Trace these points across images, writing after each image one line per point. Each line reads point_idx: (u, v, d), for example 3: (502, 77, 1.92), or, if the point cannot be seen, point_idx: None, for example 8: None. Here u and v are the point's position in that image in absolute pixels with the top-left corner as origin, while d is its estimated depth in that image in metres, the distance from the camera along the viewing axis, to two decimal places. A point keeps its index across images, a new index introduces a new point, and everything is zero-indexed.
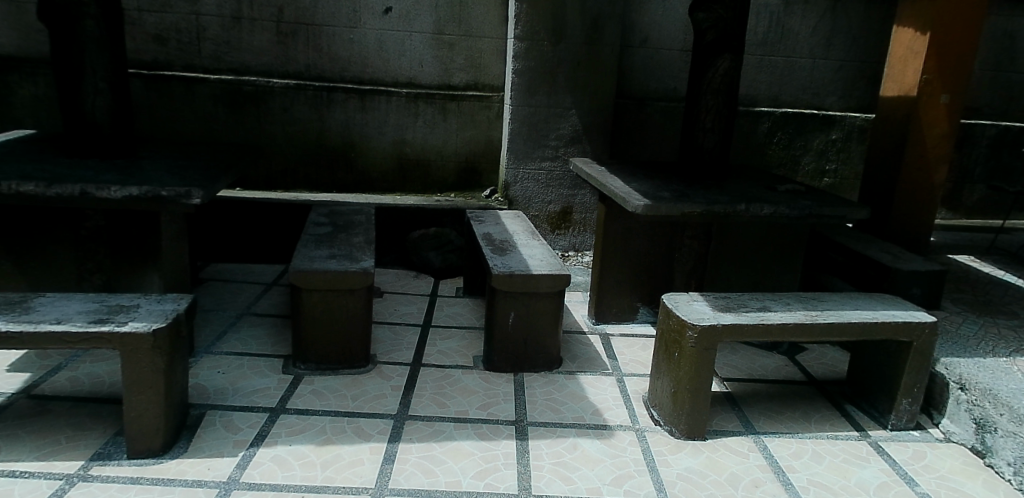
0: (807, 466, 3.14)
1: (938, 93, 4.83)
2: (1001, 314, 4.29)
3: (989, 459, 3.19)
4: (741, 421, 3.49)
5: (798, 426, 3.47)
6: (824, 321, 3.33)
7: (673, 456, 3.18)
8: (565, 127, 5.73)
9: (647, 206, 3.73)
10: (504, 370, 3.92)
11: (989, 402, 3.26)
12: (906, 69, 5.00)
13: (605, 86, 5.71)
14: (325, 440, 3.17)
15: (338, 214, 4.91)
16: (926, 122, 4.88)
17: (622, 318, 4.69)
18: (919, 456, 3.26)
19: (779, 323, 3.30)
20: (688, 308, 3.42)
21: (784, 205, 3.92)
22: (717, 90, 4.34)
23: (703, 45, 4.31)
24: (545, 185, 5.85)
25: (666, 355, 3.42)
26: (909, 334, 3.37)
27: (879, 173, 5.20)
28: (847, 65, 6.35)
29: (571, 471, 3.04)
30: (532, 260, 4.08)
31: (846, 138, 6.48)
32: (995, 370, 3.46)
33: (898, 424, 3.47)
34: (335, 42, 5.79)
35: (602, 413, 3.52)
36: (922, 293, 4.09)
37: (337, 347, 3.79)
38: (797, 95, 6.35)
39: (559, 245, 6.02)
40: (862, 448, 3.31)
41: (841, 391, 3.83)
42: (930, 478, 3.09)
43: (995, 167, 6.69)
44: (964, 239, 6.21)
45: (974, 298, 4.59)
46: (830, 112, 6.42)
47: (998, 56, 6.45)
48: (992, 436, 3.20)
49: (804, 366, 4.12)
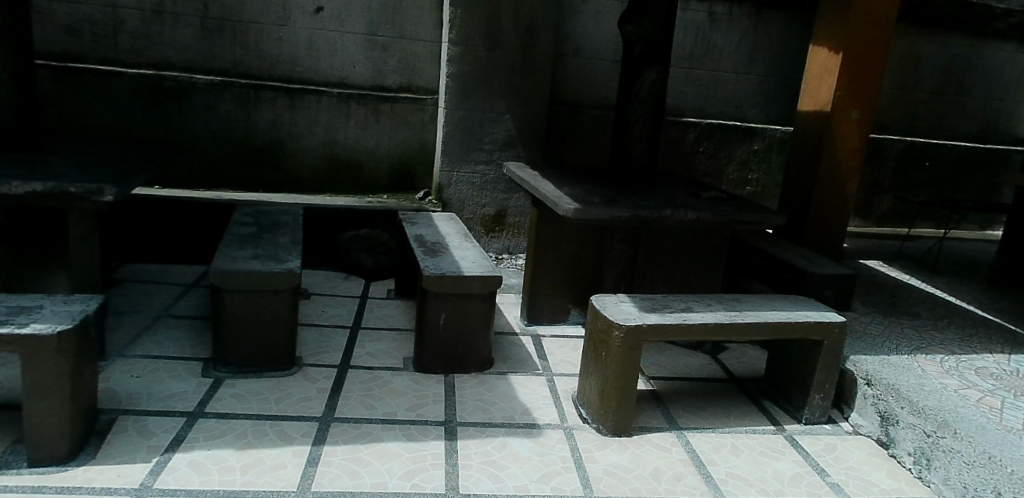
0: (726, 459, 3.24)
1: (849, 109, 5.11)
2: (905, 315, 4.55)
3: (892, 449, 3.37)
4: (665, 417, 3.57)
5: (719, 421, 3.57)
6: (744, 320, 3.45)
7: (600, 453, 3.22)
8: (498, 131, 5.76)
9: (577, 210, 3.79)
10: (435, 371, 3.89)
11: (892, 396, 3.45)
12: (821, 85, 5.25)
13: (537, 93, 5.77)
14: (245, 444, 3.07)
15: (263, 213, 4.79)
16: (839, 135, 5.14)
17: (554, 320, 4.73)
18: (831, 447, 3.42)
19: (701, 324, 3.40)
20: (616, 309, 3.48)
21: (707, 211, 4.05)
22: (646, 100, 4.47)
23: (632, 56, 4.43)
24: (479, 188, 5.86)
25: (594, 354, 3.47)
26: (821, 333, 3.53)
27: (797, 181, 5.42)
28: (768, 80, 6.63)
29: (499, 470, 3.04)
30: (464, 262, 4.07)
31: (768, 150, 6.76)
32: (898, 366, 3.66)
33: (811, 417, 3.62)
34: (262, 40, 5.66)
35: (532, 412, 3.54)
36: (835, 295, 4.28)
37: (260, 349, 3.69)
38: (722, 108, 6.59)
39: (493, 248, 6.04)
40: (778, 440, 3.44)
41: (760, 388, 3.97)
42: (840, 468, 3.24)
43: (902, 179, 7.10)
44: (875, 245, 6.55)
45: (882, 300, 4.85)
46: (752, 124, 6.68)
47: (904, 76, 6.86)
48: (894, 427, 3.38)
49: (726, 364, 4.25)
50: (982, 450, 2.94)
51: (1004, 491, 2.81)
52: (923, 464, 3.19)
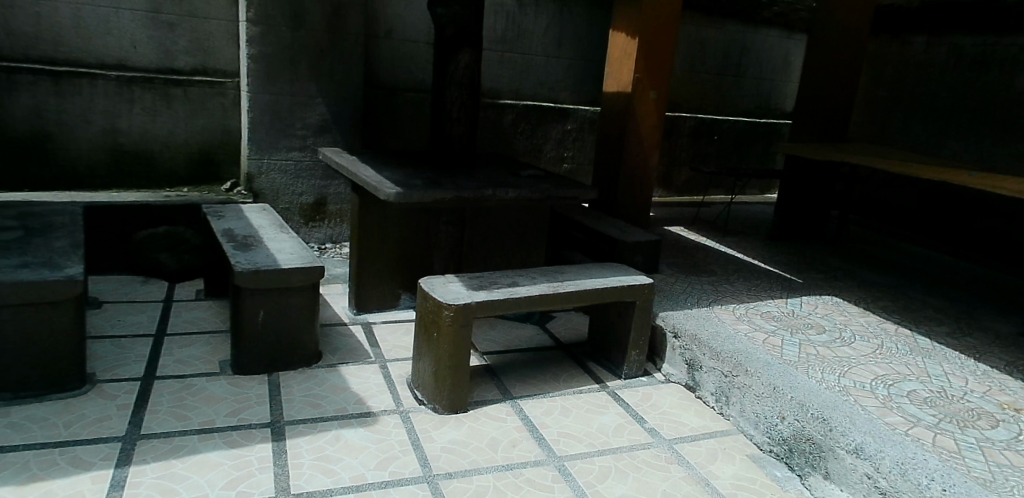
0: (556, 420, 3.37)
1: (648, 90, 5.49)
2: (704, 273, 5.00)
3: (698, 391, 3.72)
4: (498, 389, 3.64)
5: (549, 386, 3.70)
6: (565, 290, 3.59)
7: (436, 431, 3.21)
8: (310, 116, 5.51)
9: (398, 194, 3.73)
10: (257, 371, 3.66)
11: (694, 345, 3.78)
12: (622, 68, 5.58)
13: (350, 76, 5.59)
14: (30, 478, 2.69)
15: (32, 215, 4.21)
16: (640, 113, 5.51)
17: (383, 307, 4.63)
18: (647, 397, 3.68)
19: (526, 296, 3.49)
20: (444, 289, 3.47)
21: (526, 189, 4.16)
22: (460, 82, 4.49)
23: (444, 39, 4.42)
24: (293, 176, 5.60)
25: (425, 336, 3.45)
26: (632, 295, 3.77)
27: (606, 157, 5.74)
28: (575, 63, 6.94)
29: (333, 463, 2.92)
30: (280, 255, 3.86)
31: (579, 129, 7.09)
32: (698, 318, 4.03)
33: (629, 372, 3.87)
34: (16, 16, 4.95)
35: (365, 401, 3.44)
36: (644, 260, 4.60)
37: (41, 369, 3.25)
38: (535, 90, 6.80)
39: (314, 238, 5.82)
40: (601, 397, 3.64)
41: (584, 351, 4.16)
42: (656, 415, 3.50)
43: (696, 152, 7.78)
44: (676, 213, 7.14)
45: (685, 261, 5.29)
46: (564, 105, 6.97)
47: (692, 58, 7.49)
48: (698, 372, 3.73)
49: (552, 332, 4.41)
50: (768, 382, 3.34)
51: (786, 415, 3.20)
52: (723, 401, 3.55)
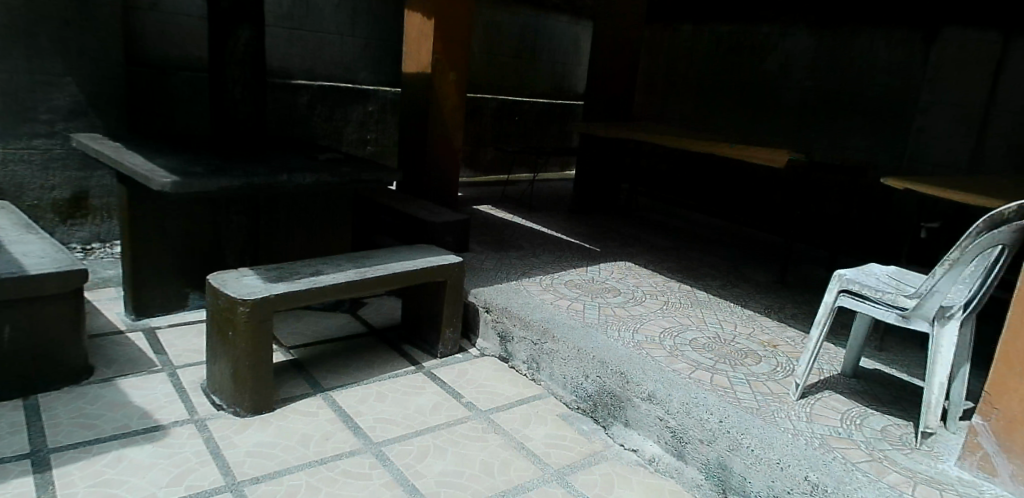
0: (372, 407, 3.25)
1: (447, 71, 5.44)
2: (511, 248, 5.09)
3: (511, 361, 3.88)
4: (308, 383, 3.42)
5: (362, 374, 3.55)
6: (373, 274, 3.44)
7: (239, 436, 2.94)
8: (58, 100, 4.82)
9: (174, 183, 3.33)
10: (8, 397, 3.11)
11: (506, 317, 3.91)
12: (419, 49, 5.48)
13: (110, 53, 4.94)
14: None
15: None
16: (441, 94, 5.45)
17: (169, 309, 4.16)
18: (462, 372, 3.71)
19: (332, 284, 3.30)
20: (238, 284, 3.18)
21: (325, 173, 3.93)
22: (241, 61, 4.14)
23: (219, 13, 4.05)
24: (42, 168, 4.89)
25: (220, 336, 3.13)
26: (443, 274, 3.72)
27: (409, 139, 5.63)
28: (371, 43, 6.74)
29: (114, 488, 2.56)
30: (28, 260, 3.29)
31: (380, 111, 6.91)
32: (507, 291, 4.15)
33: (445, 352, 3.84)
34: None
35: (151, 414, 3.06)
36: (454, 240, 4.59)
37: None
38: (330, 70, 6.49)
39: (76, 238, 5.14)
40: (418, 378, 3.58)
41: (398, 335, 4.05)
42: (471, 388, 3.57)
43: (498, 132, 7.91)
44: (483, 193, 7.22)
45: (494, 238, 5.36)
46: (362, 85, 6.74)
47: (489, 40, 7.59)
48: (510, 343, 3.89)
49: (363, 319, 4.25)
50: (573, 345, 3.58)
51: (590, 374, 3.49)
52: (534, 368, 3.75)
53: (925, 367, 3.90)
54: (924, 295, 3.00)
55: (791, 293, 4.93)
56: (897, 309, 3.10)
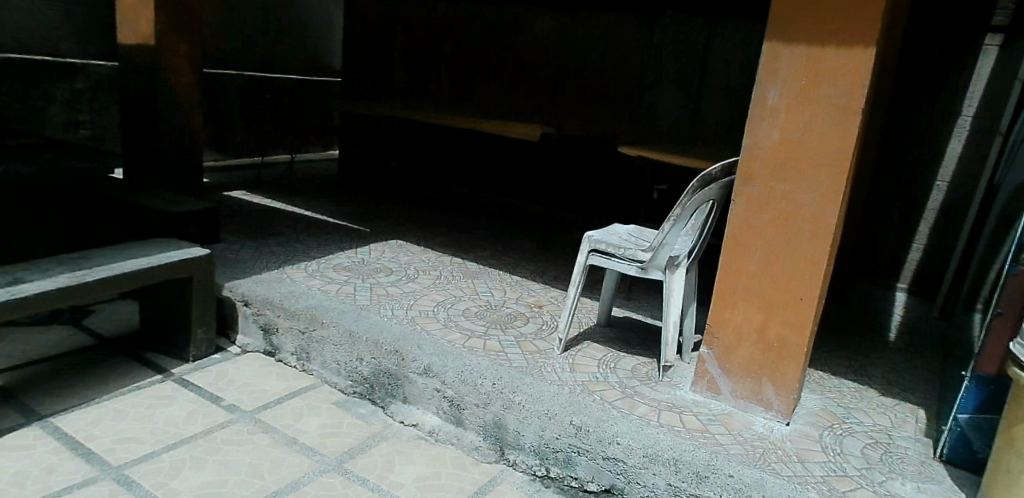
0: (110, 429, 2.95)
1: (177, 45, 4.88)
2: (269, 235, 4.81)
3: (278, 354, 3.69)
4: (20, 413, 3.00)
5: (95, 393, 3.19)
6: (95, 277, 3.02)
7: None
8: None
9: None
10: None
11: (268, 309, 3.71)
12: (139, 18, 4.80)
13: None
14: None
15: None
16: (170, 71, 4.88)
17: None
18: (221, 374, 3.49)
19: (38, 294, 2.82)
20: None
21: None
22: None
23: None
24: None
25: None
26: (185, 270, 3.38)
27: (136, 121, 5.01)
28: (76, 11, 6.10)
29: None
30: None
31: (94, 88, 6.29)
32: (268, 281, 3.93)
33: (197, 354, 3.57)
34: None
35: None
36: (199, 231, 4.39)
37: None
38: (23, 40, 5.76)
39: None
40: (166, 388, 3.30)
41: (138, 342, 3.67)
42: (232, 390, 3.36)
43: (247, 112, 7.34)
44: (234, 178, 6.72)
45: (248, 225, 5.05)
46: (68, 60, 6.07)
47: (223, 11, 7.05)
48: (276, 336, 3.69)
49: (92, 328, 3.77)
50: (344, 329, 3.50)
51: (364, 356, 3.44)
52: (303, 358, 3.62)
53: (656, 311, 4.78)
54: (657, 249, 3.64)
55: (556, 257, 5.23)
56: (636, 262, 3.72)
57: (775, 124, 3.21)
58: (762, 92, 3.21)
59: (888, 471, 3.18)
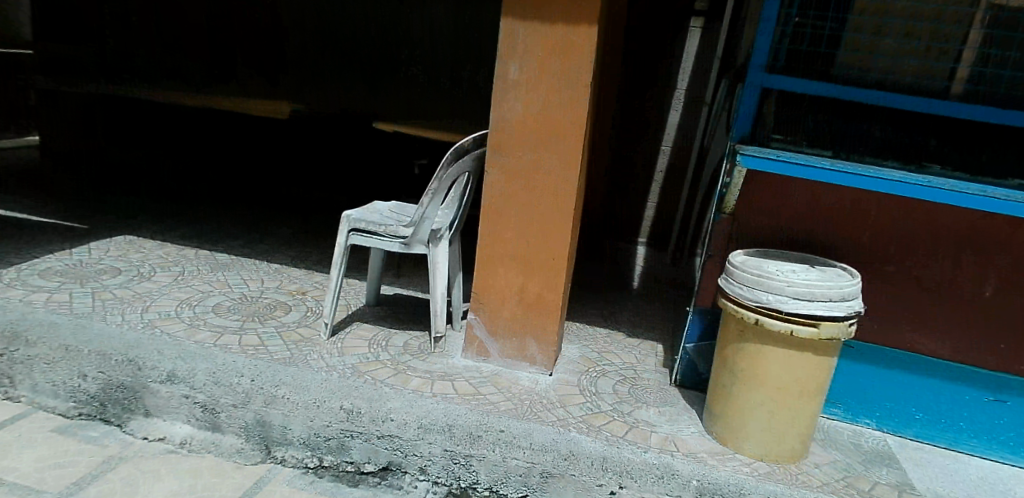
0: None
1: None
2: None
3: None
4: None
5: None
6: None
7: None
8: None
9: None
10: None
11: None
12: None
13: None
14: None
15: None
16: None
17: None
18: None
19: None
20: None
21: None
22: None
23: None
24: None
25: None
26: None
27: None
28: None
29: None
30: None
31: None
32: None
33: None
34: None
35: None
36: None
37: None
38: None
39: None
40: None
41: None
42: None
43: None
44: None
45: None
46: None
47: None
48: None
49: None
50: (59, 344, 3.37)
51: (88, 372, 3.32)
52: (8, 383, 3.39)
53: (423, 283, 4.92)
54: (418, 223, 3.68)
55: (309, 242, 5.22)
56: (399, 238, 3.73)
57: (518, 97, 3.51)
58: (503, 66, 3.49)
59: (634, 403, 3.69)
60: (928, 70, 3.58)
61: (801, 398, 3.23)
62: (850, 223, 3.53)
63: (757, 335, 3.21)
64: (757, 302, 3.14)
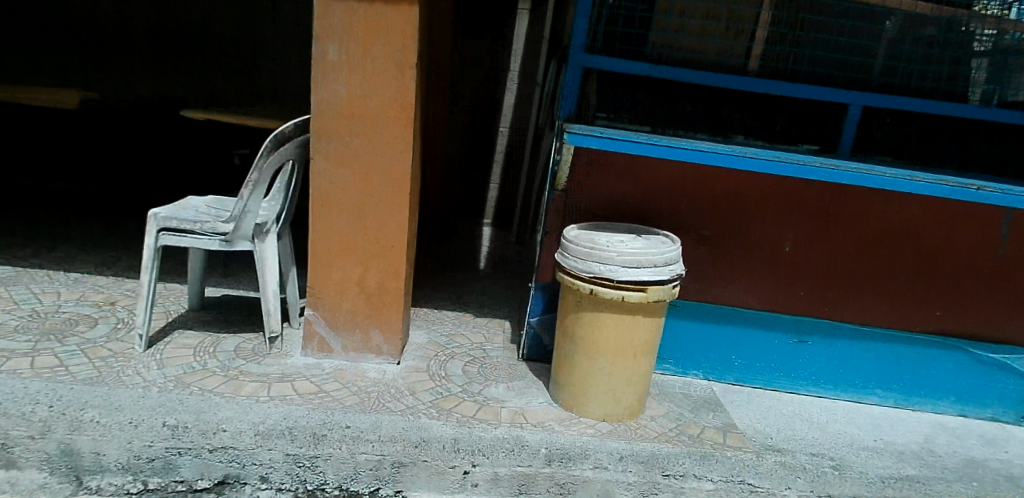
0: None
1: None
2: None
3: None
4: None
5: None
6: None
7: None
8: None
9: None
10: None
11: None
12: None
13: None
14: None
15: None
16: None
17: None
18: None
19: None
20: None
21: None
22: None
23: None
24: None
25: None
26: None
27: None
28: None
29: None
30: None
31: None
32: None
33: None
34: None
35: None
36: None
37: None
38: None
39: None
40: None
41: None
42: None
43: None
44: None
45: None
46: None
47: None
48: None
49: None
50: None
51: None
52: None
53: (254, 281, 4.62)
54: (239, 218, 3.44)
55: (112, 248, 4.84)
56: (218, 235, 3.46)
57: (340, 79, 3.35)
58: (321, 48, 3.31)
59: (482, 381, 3.70)
60: (727, 49, 3.84)
61: (637, 359, 3.40)
62: (669, 192, 3.75)
63: (593, 304, 3.34)
64: (591, 273, 3.25)
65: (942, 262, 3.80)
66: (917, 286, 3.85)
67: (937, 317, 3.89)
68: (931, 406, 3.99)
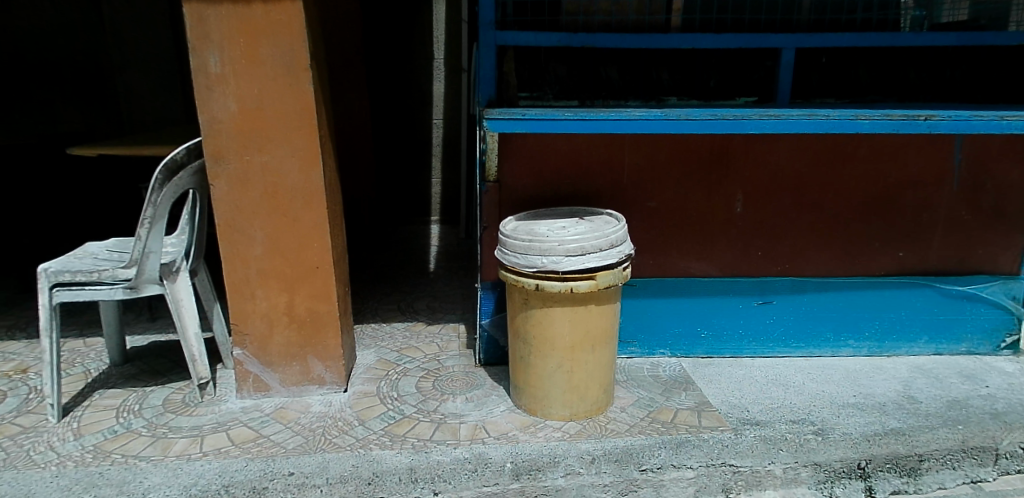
0: None
1: None
2: None
3: None
4: None
5: None
6: None
7: None
8: None
9: None
10: None
11: None
12: None
13: None
14: None
15: None
16: None
17: None
18: None
19: None
20: None
21: None
22: None
23: None
24: None
25: None
26: None
27: None
28: None
29: None
30: None
31: None
32: None
33: None
34: None
35: None
36: None
37: None
38: None
39: None
40: None
41: None
42: None
43: None
44: None
45: None
46: None
47: None
48: None
49: None
50: None
51: None
52: None
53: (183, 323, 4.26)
54: (140, 261, 3.09)
55: (21, 308, 4.43)
56: (120, 283, 3.11)
57: (228, 93, 3.02)
58: (200, 61, 2.97)
59: (439, 396, 3.42)
60: (647, 7, 3.61)
61: (595, 348, 3.16)
62: (606, 167, 3.51)
63: (541, 299, 3.07)
64: (534, 267, 2.99)
65: (898, 199, 3.64)
66: (875, 228, 3.68)
67: (900, 257, 3.73)
68: (905, 349, 3.84)
